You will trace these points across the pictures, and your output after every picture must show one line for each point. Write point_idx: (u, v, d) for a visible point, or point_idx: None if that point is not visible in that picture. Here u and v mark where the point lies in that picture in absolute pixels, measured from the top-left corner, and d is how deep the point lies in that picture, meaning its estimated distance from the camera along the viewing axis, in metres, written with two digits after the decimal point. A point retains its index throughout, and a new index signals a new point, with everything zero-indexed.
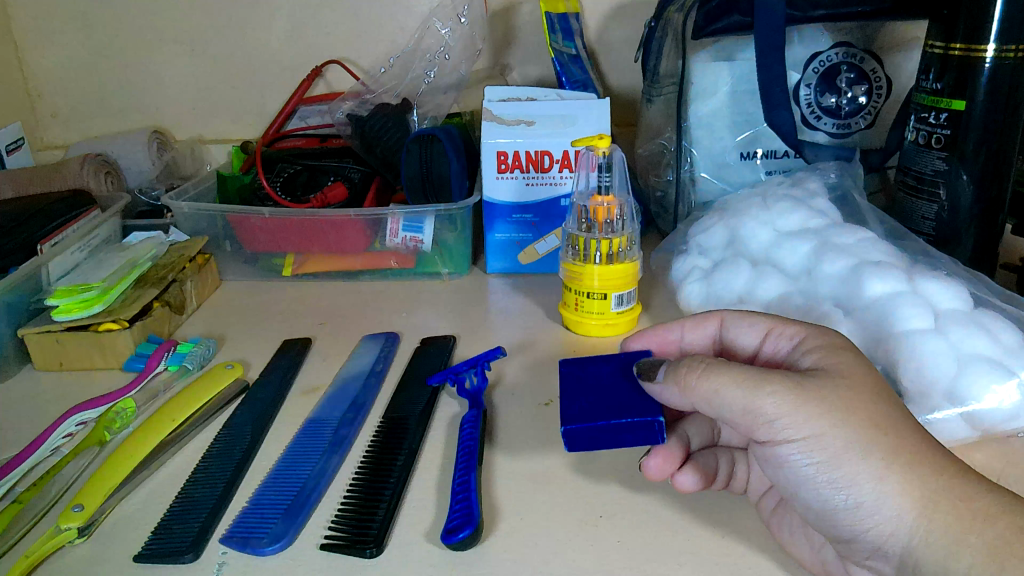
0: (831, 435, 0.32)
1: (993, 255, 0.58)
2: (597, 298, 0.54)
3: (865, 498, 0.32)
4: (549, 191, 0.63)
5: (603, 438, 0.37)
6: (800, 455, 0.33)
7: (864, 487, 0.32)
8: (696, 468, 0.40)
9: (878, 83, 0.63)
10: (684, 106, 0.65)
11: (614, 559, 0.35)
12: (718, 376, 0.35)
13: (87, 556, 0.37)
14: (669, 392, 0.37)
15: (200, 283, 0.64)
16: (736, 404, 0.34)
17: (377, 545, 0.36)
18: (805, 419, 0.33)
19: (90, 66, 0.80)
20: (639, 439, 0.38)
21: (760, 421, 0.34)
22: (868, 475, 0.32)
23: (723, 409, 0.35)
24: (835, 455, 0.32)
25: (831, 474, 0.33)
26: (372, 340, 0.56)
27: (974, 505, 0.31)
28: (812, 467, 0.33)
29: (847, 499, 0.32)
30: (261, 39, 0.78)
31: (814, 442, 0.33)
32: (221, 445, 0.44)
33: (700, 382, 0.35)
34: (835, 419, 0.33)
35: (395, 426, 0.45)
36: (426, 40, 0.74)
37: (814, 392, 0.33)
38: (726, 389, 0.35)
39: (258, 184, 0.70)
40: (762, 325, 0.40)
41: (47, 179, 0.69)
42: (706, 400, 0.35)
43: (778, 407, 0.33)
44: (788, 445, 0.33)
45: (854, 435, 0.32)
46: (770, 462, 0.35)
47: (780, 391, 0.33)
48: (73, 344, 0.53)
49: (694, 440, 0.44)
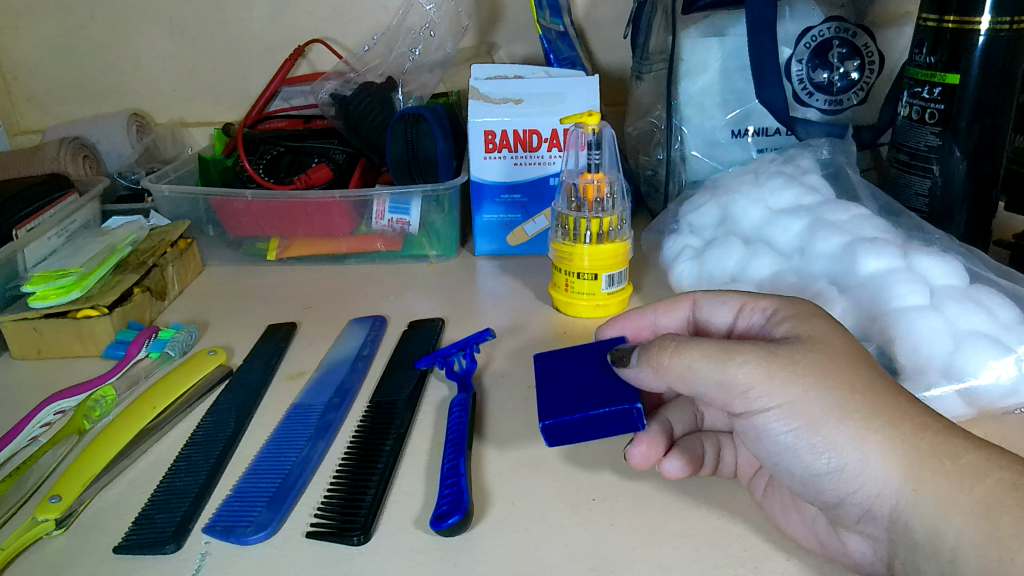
0: (810, 402, 0.32)
1: (987, 231, 0.58)
2: (588, 279, 0.53)
3: (848, 460, 0.31)
4: (537, 171, 0.62)
5: (582, 429, 0.37)
6: (778, 423, 0.33)
7: (846, 449, 0.31)
8: (683, 453, 0.39)
9: (871, 58, 0.62)
10: (673, 83, 0.64)
11: (607, 544, 0.34)
12: (690, 352, 0.35)
13: (65, 548, 0.36)
14: (643, 375, 0.37)
15: (182, 269, 0.63)
16: (710, 378, 0.34)
17: (364, 532, 0.35)
18: (779, 386, 0.32)
19: (66, 47, 0.78)
20: (621, 428, 0.37)
21: (735, 393, 0.33)
22: (848, 437, 0.31)
23: (698, 384, 0.34)
24: (814, 421, 0.32)
25: (813, 443, 0.32)
26: (359, 324, 0.55)
27: (964, 463, 0.30)
28: (791, 434, 0.32)
29: (830, 462, 0.32)
30: (241, 18, 0.76)
31: (790, 410, 0.32)
32: (204, 433, 0.43)
33: (672, 361, 0.35)
34: (810, 382, 0.32)
35: (382, 412, 0.44)
36: (409, 18, 0.73)
37: (787, 358, 0.33)
38: (698, 364, 0.34)
39: (240, 166, 0.69)
40: (735, 302, 0.40)
41: (25, 163, 0.68)
42: (681, 376, 0.35)
43: (752, 376, 0.33)
44: (765, 414, 0.33)
45: (830, 399, 0.32)
46: (748, 434, 0.34)
47: (753, 359, 0.33)
48: (51, 331, 0.52)
49: (678, 425, 0.43)
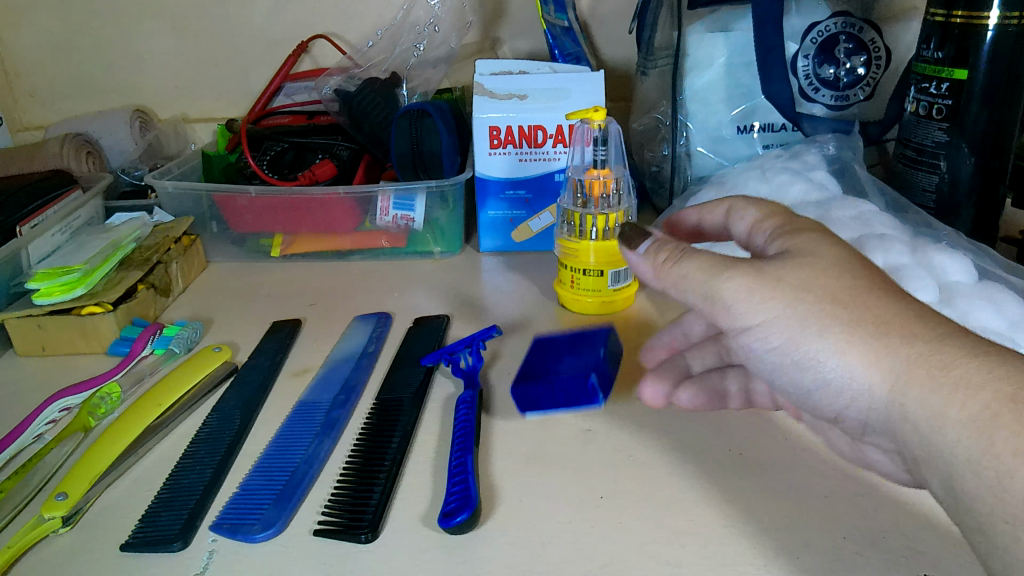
0: (785, 320, 0.33)
1: (994, 227, 0.57)
2: (594, 274, 0.53)
3: (833, 375, 0.32)
4: (542, 167, 0.62)
5: (546, 397, 0.43)
6: (760, 342, 0.34)
7: (829, 364, 0.32)
8: (702, 391, 0.43)
9: (878, 54, 0.62)
10: (679, 78, 0.64)
11: (615, 542, 0.34)
12: (688, 262, 0.36)
13: (71, 546, 0.36)
14: (645, 268, 0.39)
15: (186, 265, 0.63)
16: (699, 289, 0.36)
17: (372, 530, 0.35)
18: (759, 304, 0.33)
19: (68, 43, 0.77)
20: (579, 402, 0.43)
21: (721, 307, 0.35)
22: (828, 350, 0.32)
23: (689, 294, 0.36)
24: (793, 335, 0.33)
25: (798, 361, 0.33)
26: (364, 321, 0.54)
27: (956, 373, 0.28)
28: (774, 350, 0.34)
29: (818, 377, 0.32)
30: (244, 13, 0.76)
31: (769, 326, 0.33)
32: (210, 430, 0.43)
33: (672, 268, 0.37)
34: (789, 299, 0.33)
35: (388, 409, 0.44)
36: (415, 12, 0.73)
37: (772, 275, 0.33)
38: (690, 274, 0.36)
39: (242, 161, 0.68)
40: (752, 217, 0.40)
41: (27, 160, 0.68)
42: (676, 284, 0.37)
43: (735, 291, 0.34)
44: (750, 334, 0.34)
45: (807, 317, 0.32)
46: (742, 353, 0.36)
47: (738, 275, 0.34)
48: (55, 328, 0.52)
49: (697, 365, 0.45)
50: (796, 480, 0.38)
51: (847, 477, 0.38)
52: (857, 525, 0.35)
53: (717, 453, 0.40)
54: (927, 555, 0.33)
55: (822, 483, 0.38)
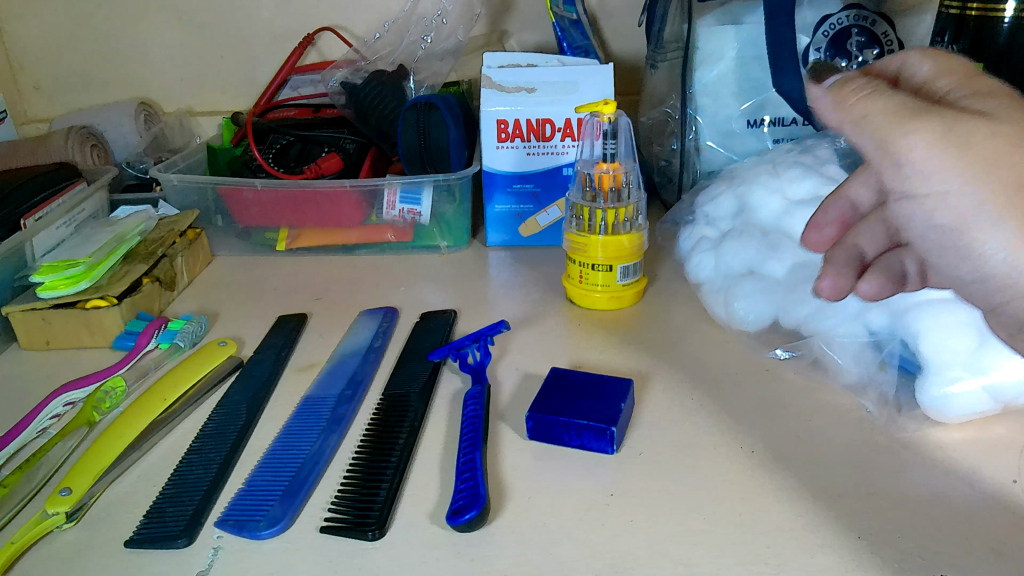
0: (958, 194, 0.28)
1: None
2: (602, 270, 0.52)
3: (995, 264, 0.29)
4: (550, 161, 0.62)
5: (562, 433, 0.39)
6: (924, 213, 0.30)
7: (994, 254, 0.29)
8: (879, 273, 0.43)
9: (891, 46, 0.61)
10: (689, 71, 0.63)
11: (626, 540, 0.34)
12: (878, 100, 0.29)
13: (76, 542, 0.35)
14: (821, 105, 0.31)
15: (191, 259, 0.62)
16: (873, 139, 0.29)
17: (379, 528, 0.34)
18: (945, 170, 0.28)
19: (73, 36, 0.77)
20: (593, 445, 0.39)
21: (894, 166, 0.29)
22: (998, 241, 0.28)
23: (863, 140, 0.30)
24: (964, 216, 0.29)
25: (961, 233, 0.29)
26: (370, 316, 0.54)
27: None
28: (932, 225, 0.30)
29: (980, 260, 0.29)
30: (249, 6, 0.75)
31: (938, 201, 0.29)
32: (216, 424, 0.43)
33: (856, 104, 0.30)
34: (972, 177, 0.28)
35: (395, 404, 0.44)
36: (421, 5, 0.72)
37: (963, 139, 0.28)
38: (877, 115, 0.29)
39: (249, 155, 0.68)
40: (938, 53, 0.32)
41: (32, 153, 0.67)
42: (856, 124, 0.30)
43: (927, 152, 0.28)
44: (919, 201, 0.30)
45: (984, 197, 0.28)
46: (897, 213, 0.31)
47: (925, 127, 0.28)
48: (59, 321, 0.52)
49: (868, 249, 0.44)
50: (809, 478, 0.37)
51: (861, 475, 0.37)
52: (872, 524, 0.34)
53: (729, 450, 0.39)
54: (943, 555, 0.33)
55: (835, 481, 0.37)
